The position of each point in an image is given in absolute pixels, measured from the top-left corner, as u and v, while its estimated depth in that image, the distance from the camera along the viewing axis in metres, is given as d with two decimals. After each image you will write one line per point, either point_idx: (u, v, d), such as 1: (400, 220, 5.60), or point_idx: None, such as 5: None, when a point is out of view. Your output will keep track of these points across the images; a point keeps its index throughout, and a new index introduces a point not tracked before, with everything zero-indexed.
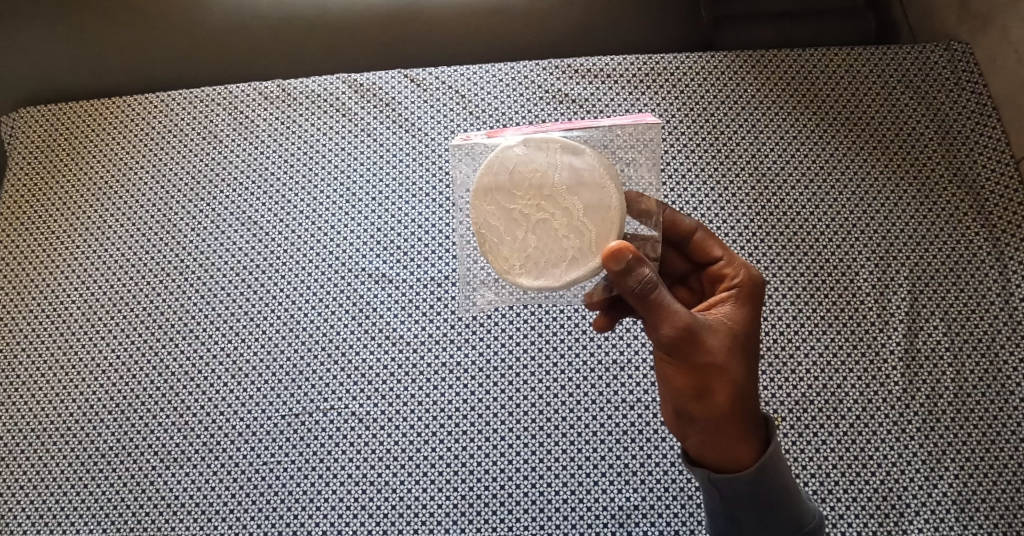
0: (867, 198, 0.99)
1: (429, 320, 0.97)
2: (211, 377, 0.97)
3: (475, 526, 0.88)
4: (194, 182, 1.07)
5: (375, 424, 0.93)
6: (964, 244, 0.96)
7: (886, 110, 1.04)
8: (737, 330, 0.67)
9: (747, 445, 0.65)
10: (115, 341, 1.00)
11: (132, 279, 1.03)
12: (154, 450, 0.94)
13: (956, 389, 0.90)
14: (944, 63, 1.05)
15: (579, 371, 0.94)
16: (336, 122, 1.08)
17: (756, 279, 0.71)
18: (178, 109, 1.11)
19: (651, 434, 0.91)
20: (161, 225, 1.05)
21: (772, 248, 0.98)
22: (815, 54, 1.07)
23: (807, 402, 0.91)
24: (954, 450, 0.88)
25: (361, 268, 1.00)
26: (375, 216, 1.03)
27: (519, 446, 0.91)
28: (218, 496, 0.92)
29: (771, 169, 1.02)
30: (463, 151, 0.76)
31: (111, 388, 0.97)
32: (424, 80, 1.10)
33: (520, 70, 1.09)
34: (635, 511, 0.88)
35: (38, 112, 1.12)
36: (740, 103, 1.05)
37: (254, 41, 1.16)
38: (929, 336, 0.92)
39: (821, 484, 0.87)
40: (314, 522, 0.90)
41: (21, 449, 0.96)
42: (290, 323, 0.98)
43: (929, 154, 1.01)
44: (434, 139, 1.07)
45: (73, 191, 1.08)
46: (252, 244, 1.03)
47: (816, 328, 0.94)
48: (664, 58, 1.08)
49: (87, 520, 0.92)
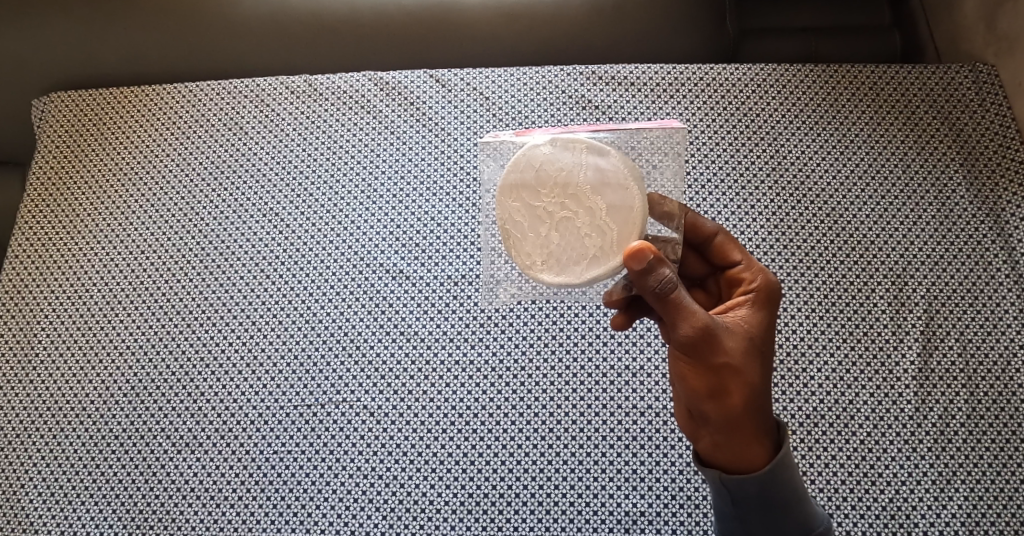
0: (887, 215, 0.99)
1: (444, 317, 0.98)
2: (227, 364, 0.98)
3: (481, 525, 0.89)
4: (218, 172, 1.08)
5: (386, 418, 0.94)
6: (981, 265, 0.96)
7: (909, 128, 1.04)
8: (754, 333, 0.68)
9: (759, 446, 0.65)
10: (133, 325, 1.01)
11: (153, 263, 1.04)
12: (167, 434, 0.95)
13: (969, 411, 0.89)
14: (970, 83, 1.05)
15: (592, 376, 0.94)
16: (360, 119, 1.10)
17: (773, 284, 0.71)
18: (206, 100, 1.12)
19: (662, 442, 0.90)
20: (184, 212, 1.07)
21: (789, 261, 0.98)
22: (840, 71, 1.08)
23: (819, 416, 0.91)
24: (965, 471, 0.87)
25: (379, 264, 1.01)
26: (395, 212, 1.04)
27: (529, 447, 0.91)
28: (229, 483, 0.92)
29: (791, 183, 1.02)
30: (492, 147, 0.79)
31: (127, 370, 0.99)
32: (448, 80, 1.11)
33: (544, 74, 1.10)
34: (642, 517, 0.88)
35: (68, 97, 1.14)
36: (762, 115, 1.06)
37: (285, 36, 1.17)
38: (943, 356, 0.92)
39: (830, 500, 0.87)
40: (322, 513, 0.90)
41: (36, 426, 0.97)
42: (307, 314, 0.99)
43: (951, 174, 1.01)
44: (456, 138, 1.08)
45: (98, 176, 1.10)
46: (272, 234, 1.04)
47: (830, 343, 0.94)
48: (689, 68, 1.09)
49: (98, 501, 0.93)
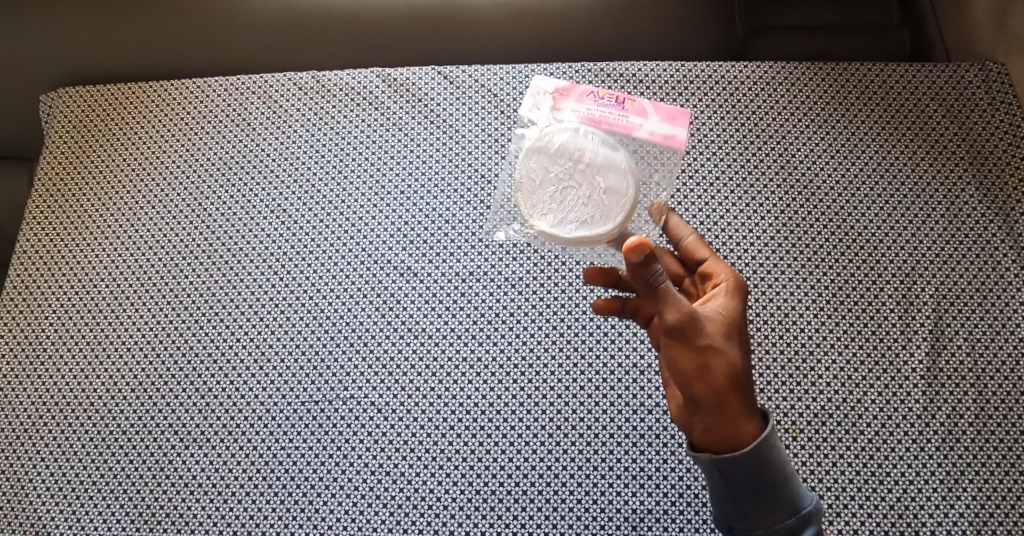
0: (896, 214, 0.99)
1: (452, 315, 0.98)
2: (235, 360, 0.98)
3: (488, 522, 0.89)
4: (226, 168, 1.08)
5: (394, 415, 0.94)
6: (991, 264, 0.96)
7: (918, 127, 1.03)
8: (729, 320, 0.71)
9: (747, 425, 0.67)
10: (141, 320, 1.01)
11: (161, 259, 1.04)
12: (175, 429, 0.95)
13: (978, 411, 0.89)
14: (979, 82, 1.05)
15: (599, 373, 0.94)
16: (368, 115, 1.10)
17: (739, 278, 0.75)
18: (215, 97, 1.12)
19: (669, 440, 0.90)
20: (192, 208, 1.07)
21: (797, 260, 0.97)
22: (849, 69, 1.08)
23: (827, 415, 0.90)
24: (972, 472, 0.87)
25: (387, 260, 1.01)
26: (403, 208, 1.04)
27: (536, 444, 0.91)
28: (236, 478, 0.92)
29: (799, 181, 1.02)
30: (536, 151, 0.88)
31: (135, 365, 0.99)
32: (456, 76, 1.11)
33: (553, 71, 1.10)
34: (649, 514, 0.88)
35: (77, 92, 1.15)
36: (771, 113, 1.06)
37: (292, 32, 1.17)
38: (952, 356, 0.92)
39: (836, 499, 0.87)
40: (329, 510, 0.90)
41: (45, 420, 0.97)
42: (315, 311, 0.99)
43: (961, 173, 1.00)
44: (464, 134, 1.07)
45: (106, 172, 1.10)
46: (280, 230, 1.04)
47: (838, 341, 0.93)
48: (698, 65, 1.09)
49: (106, 496, 0.93)
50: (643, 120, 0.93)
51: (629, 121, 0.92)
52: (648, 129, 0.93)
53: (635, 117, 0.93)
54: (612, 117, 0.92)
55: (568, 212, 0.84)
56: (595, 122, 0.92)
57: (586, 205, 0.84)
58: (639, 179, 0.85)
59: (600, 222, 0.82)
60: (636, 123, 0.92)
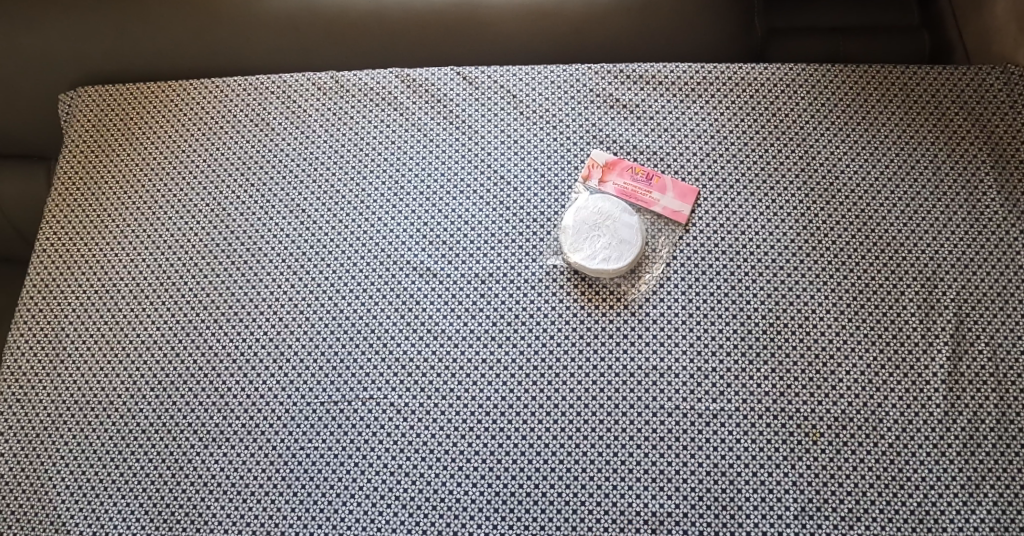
0: (917, 218, 0.99)
1: (472, 316, 0.98)
2: (254, 360, 0.98)
3: (508, 524, 0.89)
4: (245, 168, 1.08)
5: (412, 416, 0.94)
6: (1012, 269, 0.95)
7: (940, 129, 1.03)
8: None
9: None
10: (161, 320, 1.01)
11: (180, 259, 1.04)
12: (194, 429, 0.95)
13: (999, 416, 0.89)
14: (1001, 86, 1.04)
15: (618, 375, 0.93)
16: (387, 115, 1.10)
17: None
18: (233, 96, 1.12)
19: (689, 443, 0.90)
20: (210, 208, 1.07)
21: (817, 264, 0.97)
22: (869, 70, 1.07)
23: (847, 419, 0.90)
24: (994, 477, 0.87)
25: (407, 261, 1.01)
26: (422, 209, 1.04)
27: (555, 446, 0.91)
28: (255, 478, 0.92)
29: (820, 184, 1.01)
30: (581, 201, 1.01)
31: (155, 365, 0.99)
32: (475, 78, 1.11)
33: (572, 73, 1.10)
34: (669, 517, 0.88)
35: (96, 91, 1.15)
36: (792, 115, 1.05)
37: (311, 34, 1.17)
38: (973, 360, 0.92)
39: (856, 503, 0.87)
40: (349, 511, 0.90)
41: (64, 419, 0.97)
42: (334, 311, 0.99)
43: (981, 177, 1.00)
44: (483, 136, 1.07)
45: (125, 172, 1.10)
46: (298, 231, 1.04)
47: (859, 345, 0.93)
48: (718, 68, 1.09)
49: (126, 494, 0.93)
50: (667, 196, 1.01)
51: (654, 198, 1.01)
52: (671, 205, 1.01)
53: (659, 195, 1.01)
54: (641, 192, 1.02)
55: (596, 247, 0.98)
56: (627, 195, 1.02)
57: (612, 245, 0.98)
58: (651, 237, 1.00)
59: (624, 261, 0.97)
60: (661, 200, 1.01)
